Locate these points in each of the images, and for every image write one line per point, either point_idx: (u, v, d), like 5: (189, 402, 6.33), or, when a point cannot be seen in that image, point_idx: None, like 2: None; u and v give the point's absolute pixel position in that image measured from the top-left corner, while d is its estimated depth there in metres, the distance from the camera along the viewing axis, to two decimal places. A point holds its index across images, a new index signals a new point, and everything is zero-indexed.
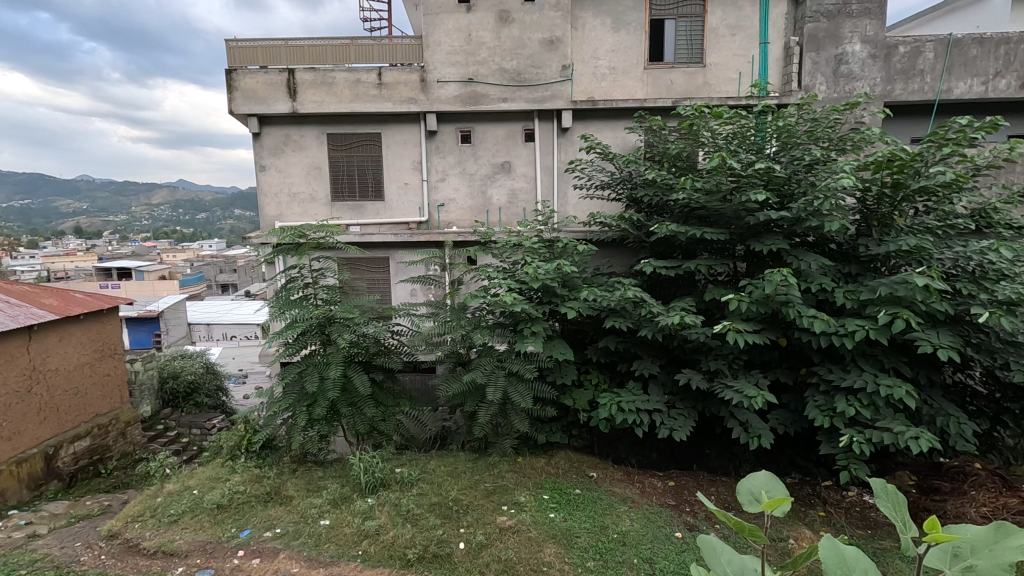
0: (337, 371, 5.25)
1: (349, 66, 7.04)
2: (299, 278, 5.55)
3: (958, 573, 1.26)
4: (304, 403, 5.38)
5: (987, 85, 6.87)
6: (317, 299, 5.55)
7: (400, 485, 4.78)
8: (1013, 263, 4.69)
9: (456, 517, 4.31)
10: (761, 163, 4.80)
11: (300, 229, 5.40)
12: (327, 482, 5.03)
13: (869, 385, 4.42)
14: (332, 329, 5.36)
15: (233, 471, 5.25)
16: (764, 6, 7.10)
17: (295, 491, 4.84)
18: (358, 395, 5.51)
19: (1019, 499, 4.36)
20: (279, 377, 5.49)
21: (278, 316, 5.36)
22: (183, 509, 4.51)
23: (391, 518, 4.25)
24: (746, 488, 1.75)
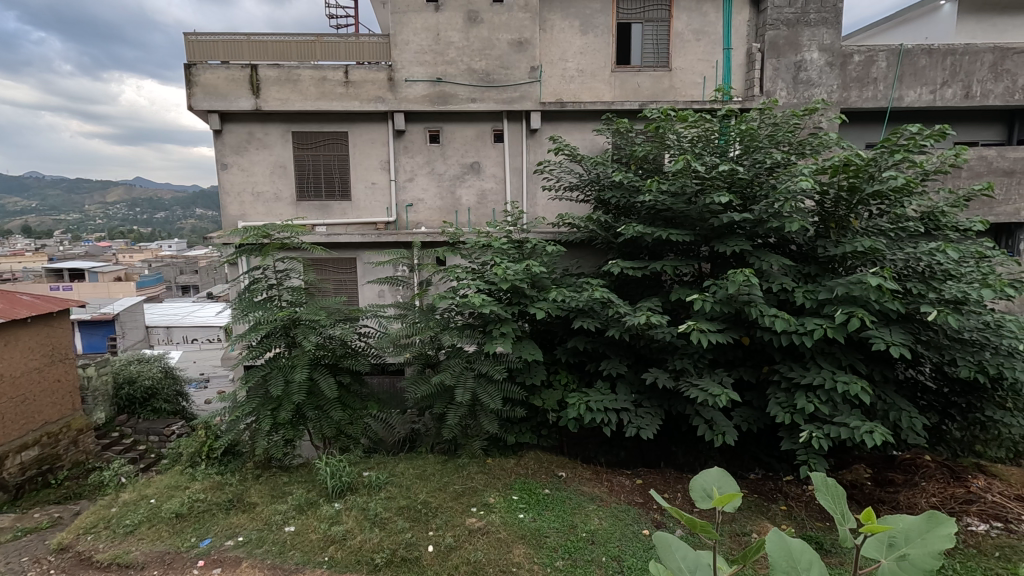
0: (303, 374, 5.13)
1: (315, 64, 6.89)
2: (263, 279, 5.40)
3: (893, 562, 1.29)
4: (269, 407, 5.24)
5: (935, 94, 7.18)
6: (282, 300, 5.43)
7: (368, 489, 4.71)
8: (958, 264, 4.92)
9: (424, 520, 4.26)
10: (724, 166, 4.92)
11: (264, 229, 5.25)
12: (292, 488, 4.91)
13: (828, 382, 4.56)
14: (298, 331, 5.26)
15: (192, 479, 5.08)
16: (728, 12, 7.26)
17: (258, 498, 4.70)
18: (324, 398, 5.40)
19: (967, 490, 4.56)
20: (242, 380, 5.33)
21: (240, 318, 5.20)
22: (139, 519, 4.33)
23: (358, 522, 4.18)
24: (698, 484, 1.77)
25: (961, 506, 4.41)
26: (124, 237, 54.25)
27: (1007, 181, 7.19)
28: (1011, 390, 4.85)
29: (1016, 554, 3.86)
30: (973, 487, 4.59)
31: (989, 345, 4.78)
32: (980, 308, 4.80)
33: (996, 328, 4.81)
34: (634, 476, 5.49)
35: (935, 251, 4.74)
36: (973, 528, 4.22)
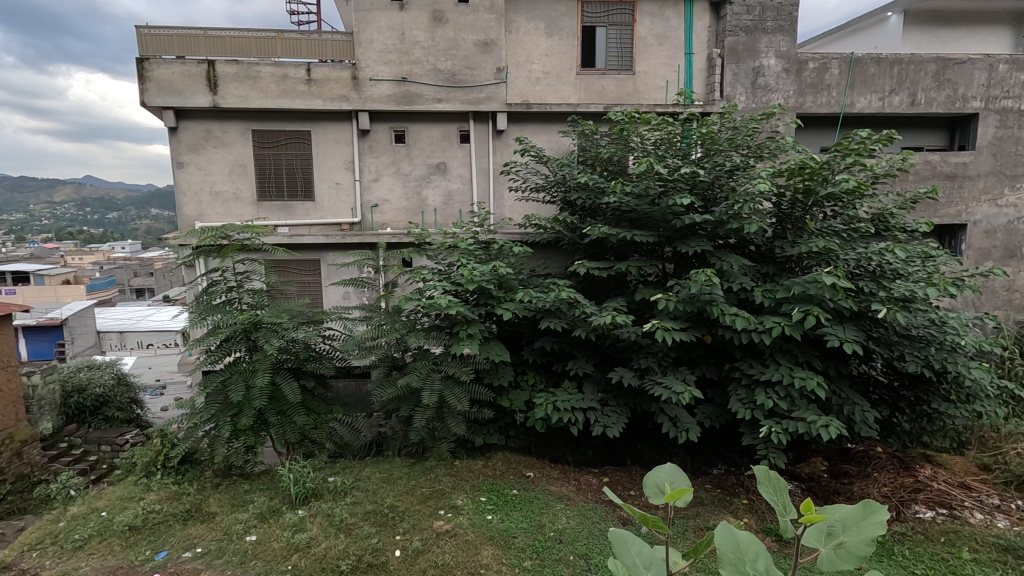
0: (264, 378, 4.98)
1: (275, 61, 6.72)
2: (221, 282, 5.22)
3: (831, 550, 1.31)
4: (228, 413, 5.06)
5: (883, 101, 7.51)
6: (242, 303, 5.25)
7: (333, 495, 4.62)
8: (906, 264, 5.13)
9: (391, 524, 4.20)
10: (686, 168, 5.01)
11: (222, 229, 5.06)
12: (253, 496, 4.76)
13: (785, 378, 4.70)
14: (259, 335, 5.10)
15: (147, 490, 4.86)
16: (689, 18, 7.41)
17: (218, 507, 4.54)
18: (287, 403, 5.24)
19: (915, 479, 4.80)
20: (200, 387, 5.12)
21: (198, 323, 5.01)
22: (89, 533, 4.13)
23: (323, 529, 4.09)
24: (651, 481, 1.78)
25: (910, 495, 4.63)
26: (73, 238, 51.75)
27: (950, 184, 7.59)
28: (955, 383, 5.09)
29: (959, 539, 4.07)
30: (920, 476, 4.82)
31: (935, 341, 5.01)
32: (927, 306, 5.02)
33: (941, 324, 5.04)
34: (601, 474, 5.54)
35: (884, 251, 4.93)
36: (921, 515, 4.43)
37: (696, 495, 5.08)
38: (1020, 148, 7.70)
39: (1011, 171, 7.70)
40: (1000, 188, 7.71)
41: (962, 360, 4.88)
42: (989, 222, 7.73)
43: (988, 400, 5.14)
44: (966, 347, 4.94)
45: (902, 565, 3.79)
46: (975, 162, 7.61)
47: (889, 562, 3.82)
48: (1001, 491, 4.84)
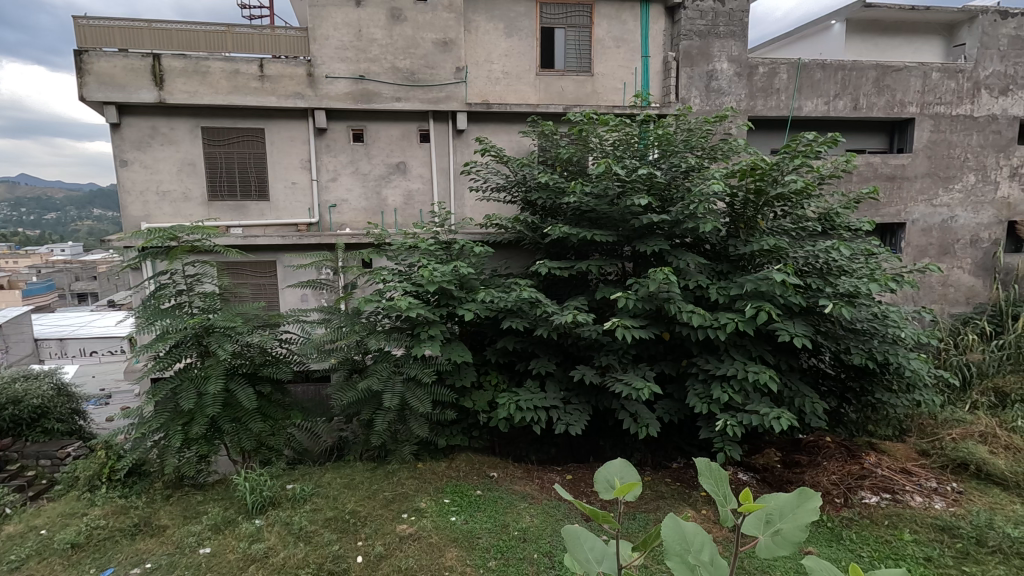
0: (217, 385, 4.78)
1: (225, 56, 6.50)
2: (169, 285, 4.98)
3: (769, 538, 1.35)
4: (179, 422, 4.84)
5: (829, 105, 7.84)
6: (193, 307, 5.03)
7: (292, 502, 4.49)
8: (850, 261, 5.36)
9: (353, 530, 4.11)
10: (643, 170, 5.10)
11: (170, 231, 4.82)
12: (207, 506, 4.57)
13: (740, 372, 4.84)
14: (211, 340, 4.89)
15: (90, 505, 4.61)
16: (645, 21, 7.54)
17: (169, 520, 4.34)
18: (242, 410, 5.06)
19: (861, 466, 5.03)
20: (148, 395, 4.87)
21: (144, 328, 4.77)
22: (27, 553, 3.88)
23: (281, 538, 3.97)
24: (601, 476, 1.78)
25: (857, 482, 4.85)
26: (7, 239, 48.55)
27: (890, 186, 8.02)
28: (896, 374, 5.34)
29: (901, 522, 4.28)
30: (866, 463, 5.06)
31: (877, 334, 5.25)
32: (869, 300, 5.26)
33: (882, 318, 5.29)
34: (564, 472, 5.58)
35: (830, 249, 5.13)
36: (866, 501, 4.64)
37: (656, 489, 5.17)
38: (952, 151, 8.16)
39: (945, 173, 8.15)
40: (935, 189, 8.16)
41: (902, 352, 5.13)
42: (925, 221, 8.18)
43: (926, 389, 5.43)
44: (906, 339, 5.20)
45: (850, 549, 3.95)
46: (913, 164, 8.03)
47: (838, 547, 3.97)
48: (937, 474, 5.14)
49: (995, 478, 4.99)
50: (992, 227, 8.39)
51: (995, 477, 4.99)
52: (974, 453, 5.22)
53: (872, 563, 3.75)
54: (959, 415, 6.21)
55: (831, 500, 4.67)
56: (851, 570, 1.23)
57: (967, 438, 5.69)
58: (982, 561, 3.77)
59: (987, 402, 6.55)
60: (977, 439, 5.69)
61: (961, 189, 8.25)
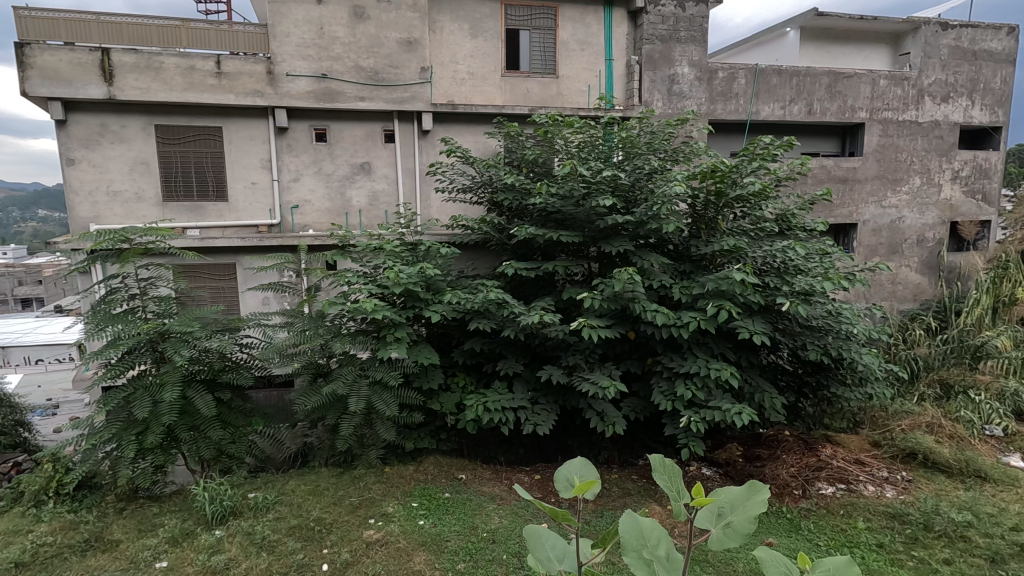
0: (174, 393, 4.60)
1: (180, 51, 6.28)
2: (121, 289, 4.76)
3: (720, 531, 1.37)
4: (132, 431, 4.64)
5: (784, 110, 8.11)
6: (147, 312, 4.82)
7: (254, 511, 4.36)
8: (805, 260, 5.54)
9: (318, 538, 4.03)
10: (607, 172, 5.18)
11: (122, 233, 4.61)
12: (163, 519, 4.39)
13: (702, 369, 4.95)
14: (167, 345, 4.70)
15: (36, 521, 4.35)
16: (608, 25, 7.64)
17: (123, 534, 4.16)
18: (200, 417, 4.88)
19: (818, 458, 5.22)
20: (99, 404, 4.65)
21: (94, 334, 4.55)
22: None
23: (243, 548, 3.86)
24: (561, 475, 1.78)
25: (814, 473, 5.03)
26: None
27: (842, 187, 8.34)
28: (850, 368, 5.55)
29: (856, 510, 4.45)
30: (822, 455, 5.26)
31: (832, 330, 5.45)
32: (824, 298, 5.44)
33: (836, 315, 5.48)
34: (533, 472, 5.59)
35: (786, 249, 5.30)
36: (823, 491, 4.82)
37: (623, 487, 5.24)
38: (899, 155, 8.56)
39: (893, 176, 8.54)
40: (884, 191, 8.54)
41: (854, 347, 5.34)
42: (875, 221, 8.54)
43: (877, 382, 5.65)
44: (858, 335, 5.41)
45: (808, 538, 4.08)
46: (863, 167, 8.39)
47: (796, 537, 4.10)
48: (888, 464, 5.37)
49: (941, 466, 5.25)
50: (936, 227, 8.84)
51: (940, 465, 5.25)
52: (921, 443, 5.47)
53: (828, 551, 3.88)
54: (908, 407, 6.50)
55: (790, 492, 4.82)
56: (799, 560, 1.28)
57: (914, 429, 5.97)
58: (929, 545, 3.96)
59: (933, 394, 6.87)
60: (924, 430, 5.98)
61: (908, 191, 8.65)
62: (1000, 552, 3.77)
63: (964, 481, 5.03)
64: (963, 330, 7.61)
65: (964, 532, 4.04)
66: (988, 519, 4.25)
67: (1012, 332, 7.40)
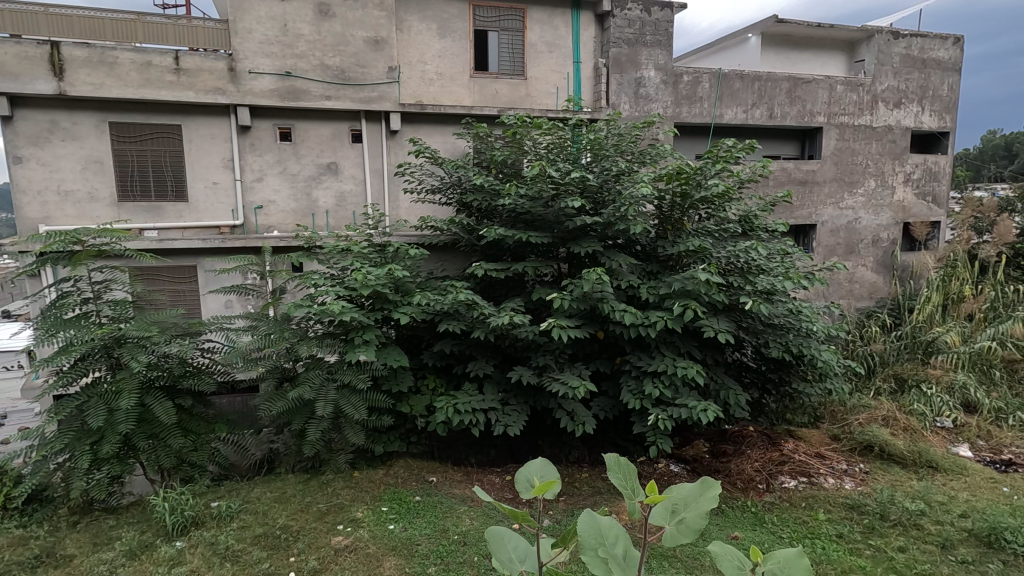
0: (131, 400, 4.41)
1: (136, 47, 6.06)
2: (73, 293, 4.55)
3: (674, 527, 1.39)
4: (87, 440, 4.43)
5: (747, 114, 8.32)
6: (101, 316, 4.61)
7: (217, 521, 4.23)
8: (767, 260, 5.68)
9: (284, 546, 3.93)
10: (575, 173, 5.22)
11: (73, 234, 4.40)
12: (120, 531, 4.21)
13: (670, 368, 5.03)
14: (123, 351, 4.51)
15: None
16: (576, 28, 7.69)
17: (76, 549, 3.98)
18: (160, 425, 4.70)
19: (780, 452, 5.38)
20: (50, 414, 4.43)
21: (44, 340, 4.33)
22: None
23: (205, 559, 3.74)
24: (521, 476, 1.76)
25: (777, 467, 5.17)
26: None
27: (802, 189, 8.60)
28: (810, 364, 5.72)
29: (816, 503, 4.59)
30: (784, 450, 5.43)
31: (792, 328, 5.61)
32: (785, 297, 5.59)
33: (796, 313, 5.65)
34: (504, 473, 5.58)
35: (749, 249, 5.42)
36: (785, 485, 4.96)
37: (594, 486, 5.28)
38: (855, 159, 8.88)
39: (849, 178, 8.85)
40: (841, 193, 8.84)
41: (814, 344, 5.51)
42: (833, 222, 8.84)
43: (836, 377, 5.84)
44: (817, 333, 5.59)
45: (771, 531, 4.18)
46: (821, 170, 8.67)
47: (761, 530, 4.20)
48: (847, 457, 5.56)
49: (895, 457, 5.46)
50: (890, 227, 9.20)
51: (895, 456, 5.46)
52: (877, 435, 5.68)
53: (791, 543, 3.99)
54: (865, 401, 6.74)
55: (755, 486, 4.93)
56: (751, 553, 1.30)
57: (871, 423, 6.20)
58: (885, 533, 4.11)
59: (889, 388, 7.14)
60: (880, 423, 6.21)
61: (864, 193, 8.98)
62: (949, 539, 3.95)
63: (917, 471, 5.25)
64: (915, 326, 7.94)
65: (917, 520, 4.21)
66: (939, 507, 4.45)
67: (961, 327, 7.74)
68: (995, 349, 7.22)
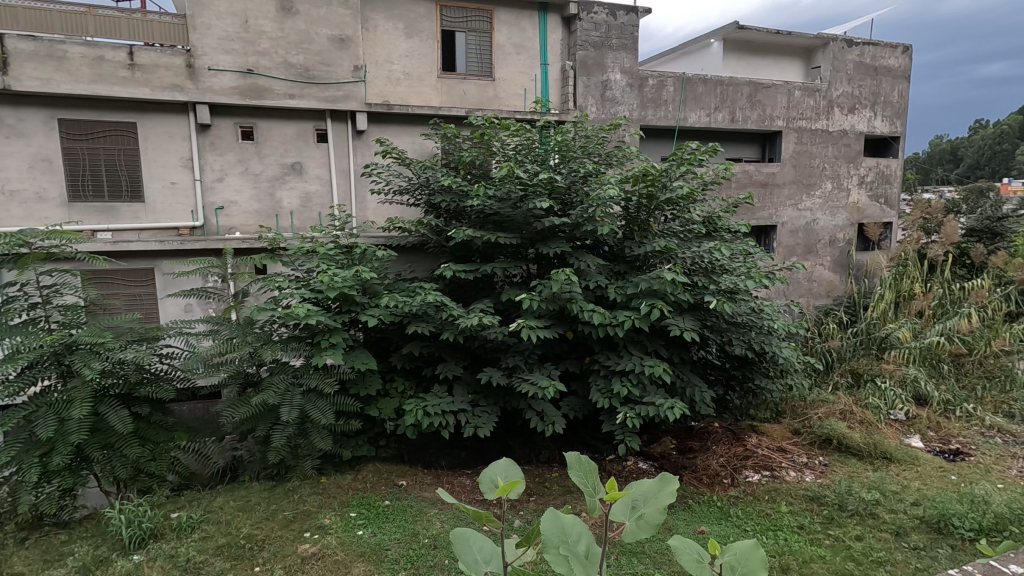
0: (84, 409, 4.22)
1: (87, 41, 5.82)
2: (20, 298, 4.33)
3: (635, 523, 1.41)
4: (36, 452, 4.22)
5: (710, 117, 8.52)
6: (50, 322, 4.40)
7: (177, 532, 4.08)
8: (730, 260, 5.82)
9: (249, 556, 3.83)
10: (543, 174, 5.26)
11: (19, 236, 4.19)
12: (73, 546, 4.03)
13: (637, 367, 5.10)
14: (75, 358, 4.31)
15: None
16: (543, 30, 7.73)
17: (24, 567, 3.78)
18: (115, 434, 4.51)
19: (744, 448, 5.53)
20: None
21: None
22: None
23: (164, 573, 3.61)
24: (486, 477, 1.76)
25: (741, 463, 5.31)
26: None
27: (763, 191, 8.84)
28: (772, 361, 5.89)
29: (779, 495, 4.73)
30: (748, 445, 5.60)
31: (755, 326, 5.76)
32: (748, 296, 5.73)
33: (758, 311, 5.80)
34: (474, 475, 5.56)
35: (713, 250, 5.55)
36: (749, 479, 5.10)
37: (564, 485, 5.31)
38: (813, 162, 9.19)
39: (807, 181, 9.15)
40: (800, 195, 9.14)
41: (775, 341, 5.68)
42: (793, 223, 9.12)
43: (796, 373, 6.03)
44: (778, 330, 5.75)
45: (736, 524, 4.29)
46: (781, 173, 8.94)
47: (726, 524, 4.30)
48: (807, 450, 5.75)
49: (852, 450, 5.67)
50: (846, 228, 9.55)
51: (852, 449, 5.68)
52: (835, 429, 5.88)
53: (756, 535, 4.09)
54: (824, 396, 6.98)
55: (720, 481, 5.05)
56: (708, 545, 1.33)
57: (829, 417, 6.42)
58: (843, 523, 4.26)
59: (845, 382, 7.41)
60: (838, 417, 6.45)
61: (821, 195, 9.30)
62: (903, 526, 4.12)
63: (872, 463, 5.47)
64: (870, 323, 8.26)
65: (873, 510, 4.39)
66: (893, 496, 4.64)
67: (912, 324, 8.09)
68: (944, 344, 7.57)
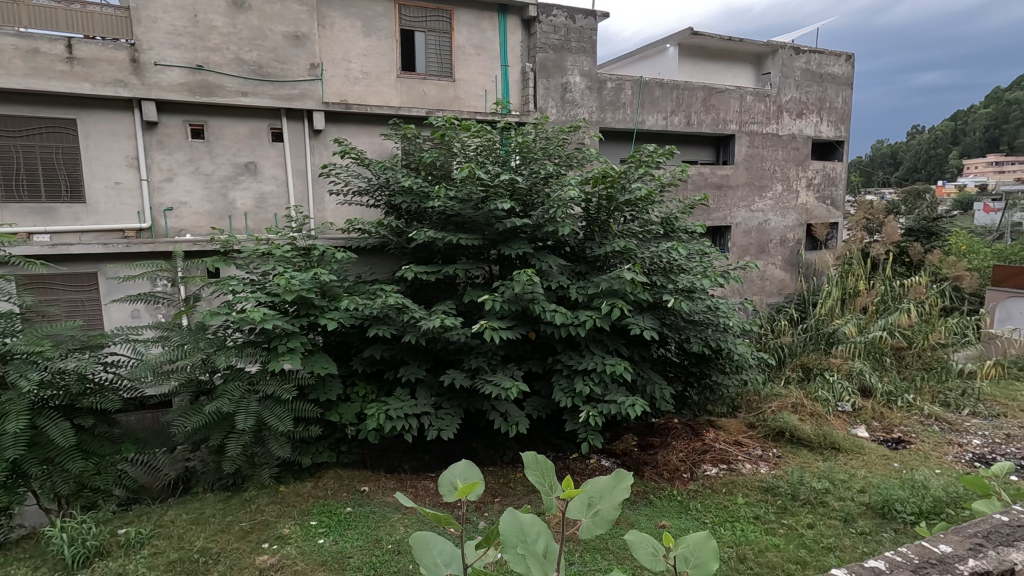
0: (20, 423, 3.97)
1: (20, 32, 5.49)
2: None
3: (591, 519, 1.43)
4: None
5: (666, 121, 8.73)
6: None
7: (125, 549, 3.89)
8: (687, 260, 5.97)
9: (203, 570, 3.69)
10: (505, 175, 5.27)
11: None
12: (8, 569, 3.78)
13: (599, 366, 5.18)
14: (9, 369, 4.06)
15: None
16: (503, 31, 7.74)
17: None
18: (55, 448, 4.27)
19: (703, 442, 5.70)
20: None
21: None
22: None
23: None
24: (444, 479, 1.75)
25: (699, 457, 5.47)
26: None
27: (718, 193, 9.12)
28: (728, 358, 6.07)
29: (735, 488, 4.88)
30: (706, 440, 5.77)
31: (711, 323, 5.93)
32: (704, 294, 5.90)
33: (714, 309, 5.97)
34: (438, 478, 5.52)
35: (671, 250, 5.68)
36: (708, 472, 5.25)
37: (528, 485, 5.33)
38: (764, 164, 9.53)
39: (759, 183, 9.48)
40: (752, 196, 9.46)
41: (730, 338, 5.86)
42: (746, 224, 9.44)
43: (750, 369, 6.24)
44: (733, 328, 5.94)
45: (695, 517, 4.40)
46: (734, 175, 9.23)
47: (686, 517, 4.41)
48: (761, 443, 5.96)
49: (803, 441, 5.91)
50: (796, 228, 9.95)
51: (803, 440, 5.92)
52: (788, 421, 6.12)
53: (714, 527, 4.21)
54: (777, 390, 7.24)
55: (680, 475, 5.17)
56: (662, 538, 1.36)
57: (782, 410, 6.67)
58: (796, 512, 4.44)
59: (797, 376, 7.71)
60: (790, 410, 6.71)
61: (771, 197, 9.67)
62: (851, 513, 4.33)
63: (821, 453, 5.72)
64: (818, 318, 8.63)
65: (823, 499, 4.59)
66: (841, 484, 4.87)
67: (857, 319, 8.50)
68: (886, 338, 7.97)
